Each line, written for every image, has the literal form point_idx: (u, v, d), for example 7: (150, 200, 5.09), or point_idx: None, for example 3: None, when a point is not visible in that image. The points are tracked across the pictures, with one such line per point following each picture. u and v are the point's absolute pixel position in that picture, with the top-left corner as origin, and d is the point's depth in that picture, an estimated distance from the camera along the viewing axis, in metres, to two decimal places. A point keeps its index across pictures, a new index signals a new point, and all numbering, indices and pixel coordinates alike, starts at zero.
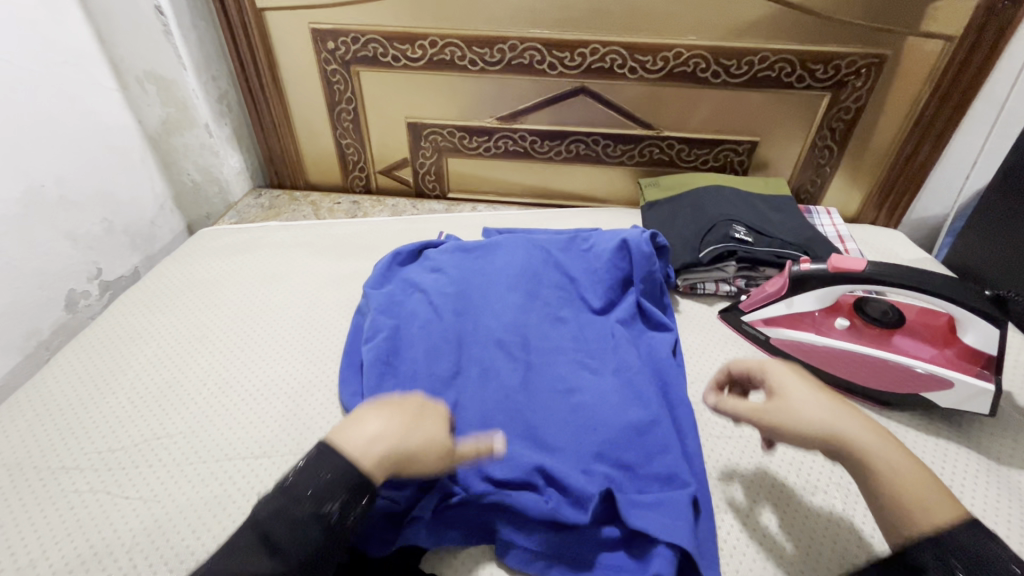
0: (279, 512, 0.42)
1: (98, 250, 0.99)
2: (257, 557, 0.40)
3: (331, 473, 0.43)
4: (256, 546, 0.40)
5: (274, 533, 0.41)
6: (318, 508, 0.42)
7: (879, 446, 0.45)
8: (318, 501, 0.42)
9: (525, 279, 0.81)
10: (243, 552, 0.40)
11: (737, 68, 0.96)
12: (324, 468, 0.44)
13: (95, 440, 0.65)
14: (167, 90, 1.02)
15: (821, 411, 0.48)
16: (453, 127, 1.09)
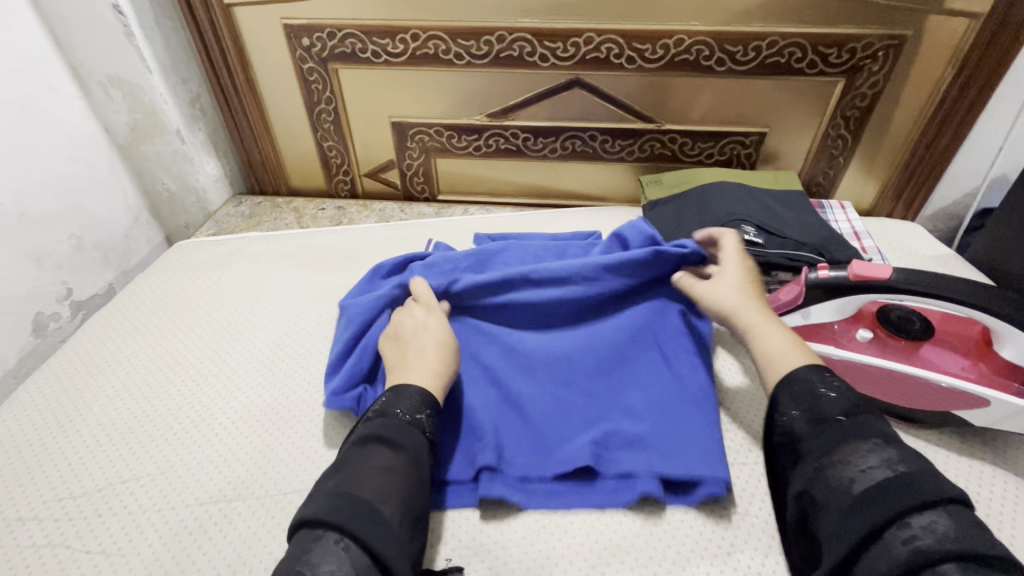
0: (387, 426, 0.50)
1: (66, 269, 0.93)
2: (380, 458, 0.47)
3: (416, 392, 0.54)
4: (377, 450, 0.47)
5: (386, 440, 0.48)
6: (416, 418, 0.52)
7: (757, 320, 0.57)
8: (412, 414, 0.52)
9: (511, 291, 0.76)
10: (367, 458, 0.47)
11: (743, 55, 0.89)
12: (406, 392, 0.53)
13: (56, 486, 0.60)
14: (133, 96, 0.96)
15: (734, 293, 0.61)
16: (441, 126, 1.03)
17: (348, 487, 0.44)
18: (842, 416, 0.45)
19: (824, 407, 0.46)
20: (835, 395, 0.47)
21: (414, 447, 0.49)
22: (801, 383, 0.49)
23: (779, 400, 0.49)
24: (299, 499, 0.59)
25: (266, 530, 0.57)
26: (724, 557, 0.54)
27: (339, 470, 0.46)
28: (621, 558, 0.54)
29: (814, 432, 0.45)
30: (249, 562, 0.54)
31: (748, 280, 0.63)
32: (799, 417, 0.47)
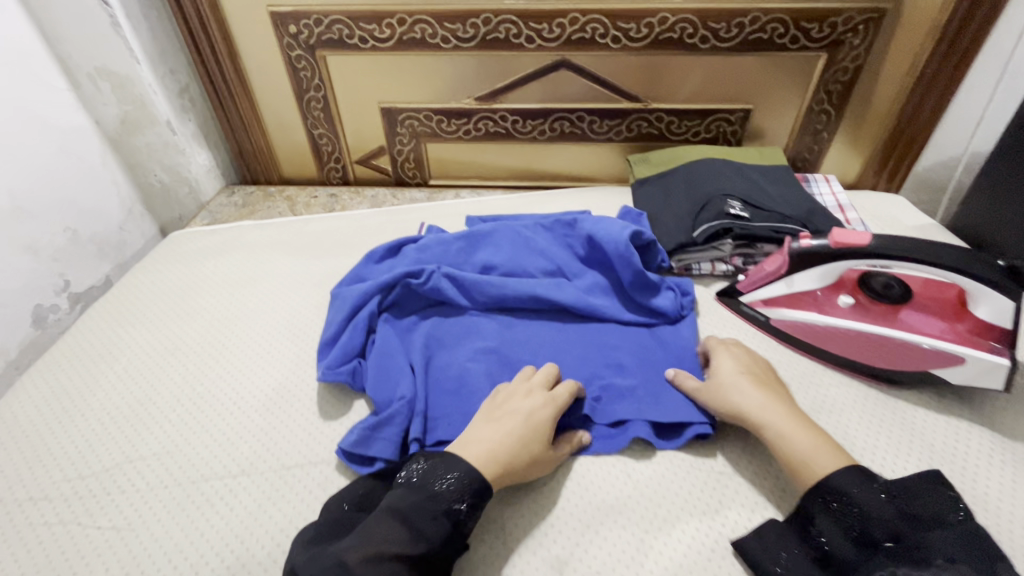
0: (417, 504, 0.49)
1: (63, 262, 0.94)
2: (397, 539, 0.47)
3: (465, 475, 0.51)
4: (396, 528, 0.48)
5: (410, 522, 0.48)
6: (447, 505, 0.50)
7: (788, 426, 0.56)
8: (448, 499, 0.50)
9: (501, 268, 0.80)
10: (383, 536, 0.47)
11: (727, 31, 0.90)
12: (454, 468, 0.52)
13: (65, 467, 0.62)
14: (122, 88, 0.96)
15: (742, 391, 0.60)
16: (430, 111, 1.04)
17: (350, 562, 0.45)
18: (890, 540, 0.46)
19: (869, 525, 0.47)
20: (876, 508, 0.47)
21: (431, 535, 0.48)
22: (828, 492, 0.49)
23: (809, 511, 0.50)
24: (302, 472, 0.61)
25: (271, 502, 0.59)
26: (712, 513, 0.56)
27: (356, 538, 0.47)
28: (613, 517, 0.56)
29: (865, 556, 0.46)
30: (255, 533, 0.56)
31: (752, 373, 0.62)
32: (835, 533, 0.48)
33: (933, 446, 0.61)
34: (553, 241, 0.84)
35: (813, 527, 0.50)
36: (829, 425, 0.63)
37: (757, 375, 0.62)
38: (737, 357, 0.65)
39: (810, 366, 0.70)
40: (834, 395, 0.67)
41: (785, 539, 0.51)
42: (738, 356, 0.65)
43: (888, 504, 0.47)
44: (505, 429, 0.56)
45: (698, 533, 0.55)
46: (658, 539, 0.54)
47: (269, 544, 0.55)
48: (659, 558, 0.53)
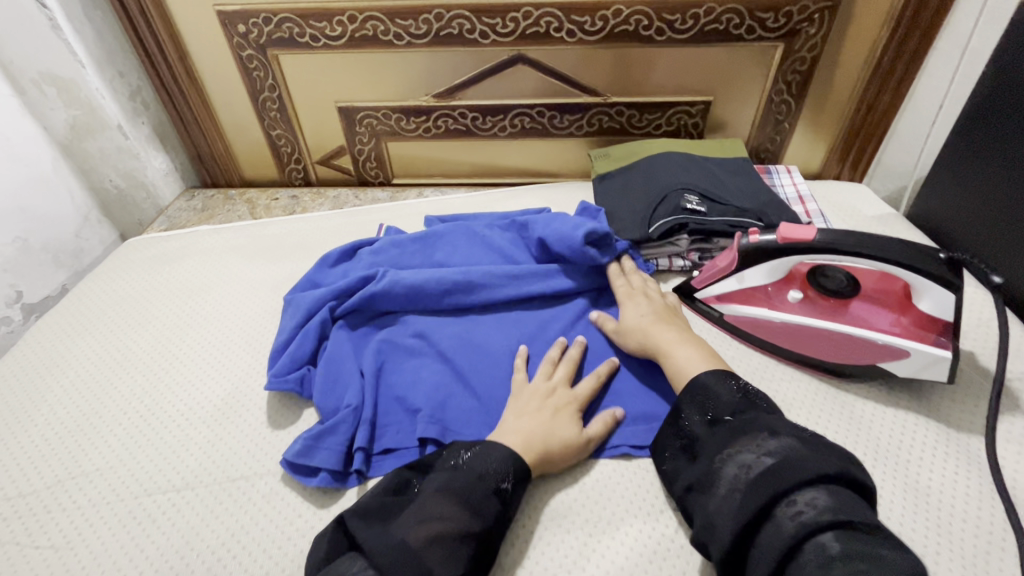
0: (469, 486, 0.51)
1: (14, 272, 0.93)
2: (455, 520, 0.49)
3: (510, 457, 0.54)
4: (448, 508, 0.49)
5: (466, 502, 0.50)
6: (496, 485, 0.52)
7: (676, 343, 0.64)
8: (494, 480, 0.52)
9: (457, 269, 0.80)
10: (442, 516, 0.49)
11: (682, 23, 0.88)
12: (497, 454, 0.54)
13: (6, 485, 0.61)
14: (68, 92, 0.94)
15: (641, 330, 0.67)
16: (388, 109, 1.02)
17: (414, 543, 0.47)
18: (731, 417, 0.52)
19: (717, 408, 0.54)
20: (727, 396, 0.54)
21: (485, 513, 0.50)
22: (696, 388, 0.56)
23: (679, 402, 0.57)
24: (247, 484, 0.61)
25: (214, 515, 0.58)
26: (656, 514, 0.56)
27: (415, 518, 0.49)
28: (558, 521, 0.56)
29: (710, 435, 0.52)
30: (197, 548, 0.56)
31: (653, 312, 0.69)
32: (693, 414, 0.55)
33: (878, 439, 0.61)
34: (509, 243, 0.84)
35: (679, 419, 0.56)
36: None
37: (656, 312, 0.69)
38: (636, 303, 0.71)
39: (762, 361, 0.70)
40: (784, 390, 0.67)
41: (665, 437, 0.57)
42: (637, 301, 0.71)
43: (738, 393, 0.54)
44: (539, 414, 0.59)
45: (641, 535, 0.54)
46: (601, 542, 0.54)
47: (211, 557, 0.55)
48: (601, 561, 0.53)
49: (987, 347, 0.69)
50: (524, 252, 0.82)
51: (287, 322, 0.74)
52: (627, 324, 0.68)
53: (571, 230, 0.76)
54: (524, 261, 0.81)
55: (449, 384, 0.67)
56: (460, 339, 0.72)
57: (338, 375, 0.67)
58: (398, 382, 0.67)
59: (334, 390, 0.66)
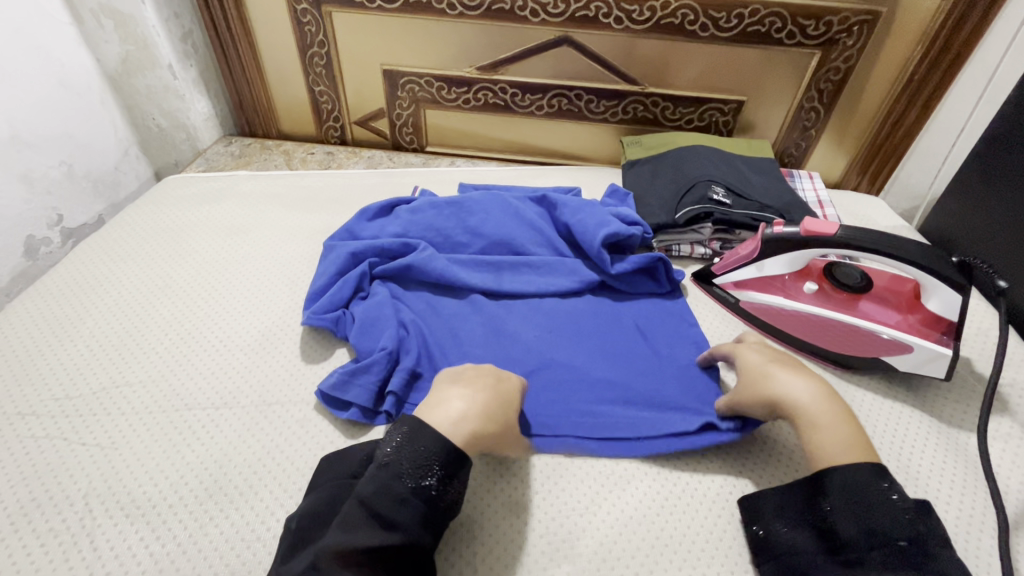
0: (383, 490, 0.45)
1: (57, 195, 0.96)
2: (366, 532, 0.43)
3: (428, 448, 0.48)
4: (366, 521, 0.44)
5: (378, 511, 0.44)
6: (417, 485, 0.46)
7: (824, 422, 0.52)
8: (415, 479, 0.46)
9: (490, 241, 0.84)
10: (356, 529, 0.43)
11: (727, 21, 0.91)
12: (421, 443, 0.48)
13: (54, 387, 0.64)
14: (124, 26, 0.96)
15: (779, 381, 0.57)
16: (431, 77, 1.05)
17: (322, 564, 0.42)
18: (905, 540, 0.44)
19: (884, 521, 0.45)
20: (903, 509, 0.45)
21: (409, 520, 0.45)
22: (853, 481, 0.48)
23: (825, 485, 0.49)
24: (281, 409, 0.64)
25: (251, 434, 0.61)
26: (665, 472, 0.60)
27: (327, 536, 0.44)
28: (574, 470, 0.60)
29: (869, 545, 0.45)
30: (234, 461, 0.59)
31: (785, 364, 0.59)
32: (844, 514, 0.47)
33: (875, 426, 0.66)
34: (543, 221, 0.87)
35: (822, 503, 0.49)
36: None
37: (787, 362, 0.60)
38: (763, 352, 0.62)
39: None
40: None
41: (793, 503, 0.52)
42: (763, 352, 0.62)
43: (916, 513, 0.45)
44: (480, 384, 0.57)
45: (650, 490, 0.59)
46: (612, 494, 0.58)
47: (247, 470, 0.58)
48: (612, 508, 0.57)
49: (984, 356, 0.73)
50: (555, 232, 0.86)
51: (328, 267, 0.78)
52: (759, 374, 0.59)
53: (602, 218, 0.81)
54: (555, 240, 0.85)
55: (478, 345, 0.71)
56: (491, 316, 0.75)
57: (374, 319, 0.71)
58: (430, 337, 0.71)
59: (369, 333, 0.69)
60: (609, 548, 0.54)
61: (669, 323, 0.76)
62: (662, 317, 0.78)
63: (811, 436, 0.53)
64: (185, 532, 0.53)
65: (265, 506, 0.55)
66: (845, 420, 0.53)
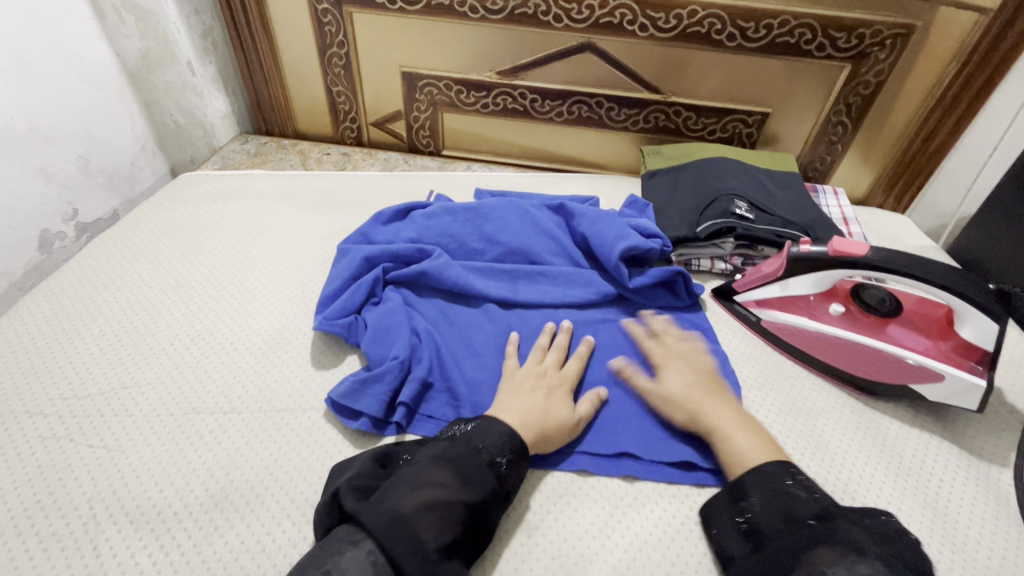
0: (466, 457, 0.51)
1: (73, 190, 0.95)
2: (445, 487, 0.48)
3: (509, 432, 0.54)
4: (446, 476, 0.49)
5: (460, 471, 0.49)
6: (494, 459, 0.52)
7: (732, 431, 0.58)
8: (491, 452, 0.52)
9: (506, 251, 0.82)
10: (437, 481, 0.48)
11: (755, 32, 0.89)
12: (497, 427, 0.54)
13: (64, 385, 0.64)
14: (146, 22, 0.95)
15: (697, 400, 0.61)
16: (450, 80, 1.04)
17: (405, 506, 0.46)
18: (812, 519, 0.48)
19: (792, 505, 0.49)
20: (804, 494, 0.50)
21: (482, 487, 0.49)
22: (761, 476, 0.52)
23: (743, 487, 0.53)
24: (290, 417, 0.63)
25: (259, 441, 0.60)
26: (682, 497, 0.58)
27: (407, 484, 0.47)
28: (588, 491, 0.59)
29: (786, 530, 0.48)
30: (240, 469, 0.58)
31: (703, 383, 0.63)
32: (763, 506, 0.50)
33: (900, 455, 0.63)
34: (559, 231, 0.85)
35: (741, 504, 0.52)
36: (803, 426, 0.66)
37: (701, 380, 0.64)
38: (682, 367, 0.65)
39: (794, 369, 0.72)
40: (813, 399, 0.69)
41: (721, 508, 0.53)
42: (684, 366, 0.65)
43: (819, 498, 0.50)
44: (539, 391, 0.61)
45: (667, 515, 0.57)
46: (626, 517, 0.56)
47: (254, 479, 0.57)
48: (626, 532, 0.55)
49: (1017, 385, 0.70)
50: (572, 243, 0.84)
51: (339, 273, 0.77)
52: (673, 390, 0.63)
53: (622, 230, 0.78)
54: (571, 252, 0.83)
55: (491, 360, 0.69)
56: (505, 326, 0.73)
57: (385, 328, 0.69)
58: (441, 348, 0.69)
59: (380, 343, 0.68)
60: (622, 573, 0.52)
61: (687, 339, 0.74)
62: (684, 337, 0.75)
63: (721, 442, 0.57)
64: (189, 541, 0.52)
65: (270, 517, 0.54)
66: (757, 434, 0.58)
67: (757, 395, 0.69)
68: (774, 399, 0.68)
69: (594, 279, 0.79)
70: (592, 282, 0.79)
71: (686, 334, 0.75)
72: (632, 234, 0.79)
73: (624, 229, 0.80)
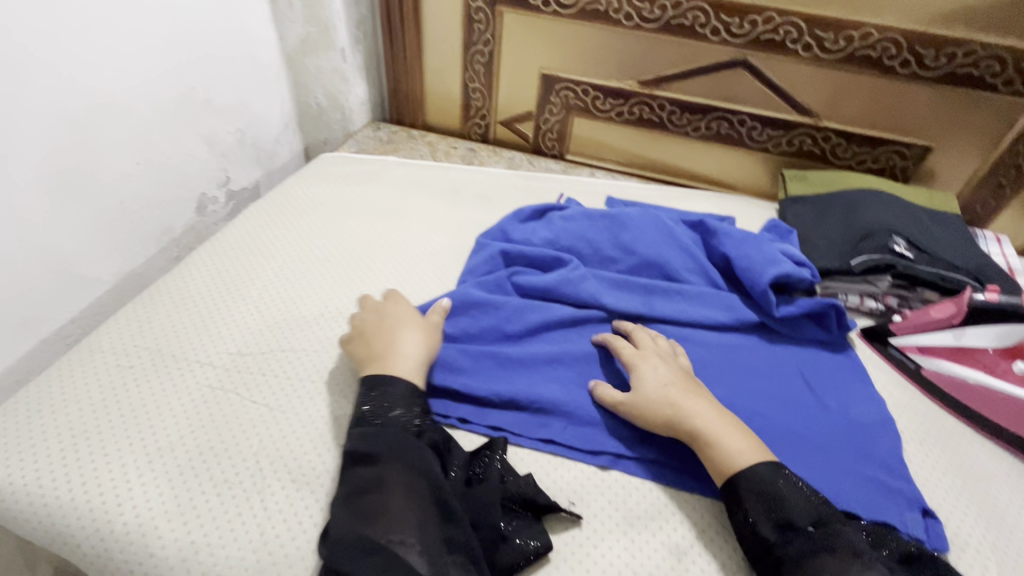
0: (368, 438, 0.51)
1: (229, 159, 1.02)
2: (382, 482, 0.48)
3: (404, 396, 0.56)
4: (370, 473, 0.49)
5: (383, 457, 0.50)
6: (403, 426, 0.53)
7: (717, 427, 0.55)
8: (402, 427, 0.53)
9: (643, 264, 0.79)
10: (370, 487, 0.48)
11: (933, 60, 0.84)
12: (391, 395, 0.56)
13: (229, 341, 0.68)
14: (312, 9, 1.01)
15: (681, 401, 0.57)
16: (589, 86, 1.03)
17: (357, 529, 0.45)
18: (810, 525, 0.48)
19: (788, 511, 0.49)
20: (800, 499, 0.49)
21: (411, 453, 0.50)
22: (757, 481, 0.50)
23: (737, 493, 0.51)
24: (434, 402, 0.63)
25: None
26: None
27: (353, 505, 0.47)
28: None
29: (786, 538, 0.48)
30: None
31: (679, 385, 0.59)
32: (760, 513, 0.49)
33: None
34: (698, 250, 0.82)
35: (738, 508, 0.51)
36: (975, 491, 0.60)
37: (678, 380, 0.60)
38: (657, 369, 0.61)
39: (960, 428, 0.66)
40: (984, 462, 0.63)
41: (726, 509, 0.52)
42: (659, 368, 0.61)
43: (807, 496, 0.50)
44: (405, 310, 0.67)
45: None
46: None
47: None
48: None
49: None
50: (709, 263, 0.81)
51: (480, 268, 0.78)
52: (652, 395, 0.58)
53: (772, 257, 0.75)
54: (709, 273, 0.80)
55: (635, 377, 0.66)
56: None
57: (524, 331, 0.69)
58: (580, 358, 0.68)
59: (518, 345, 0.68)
60: None
61: (839, 377, 0.70)
62: (836, 378, 0.70)
63: (707, 446, 0.54)
64: None
65: None
66: (734, 426, 0.55)
67: (919, 449, 0.63)
68: (938, 456, 0.63)
69: (735, 304, 0.75)
70: (732, 307, 0.75)
71: (838, 376, 0.70)
72: (781, 262, 0.75)
73: (771, 256, 0.76)
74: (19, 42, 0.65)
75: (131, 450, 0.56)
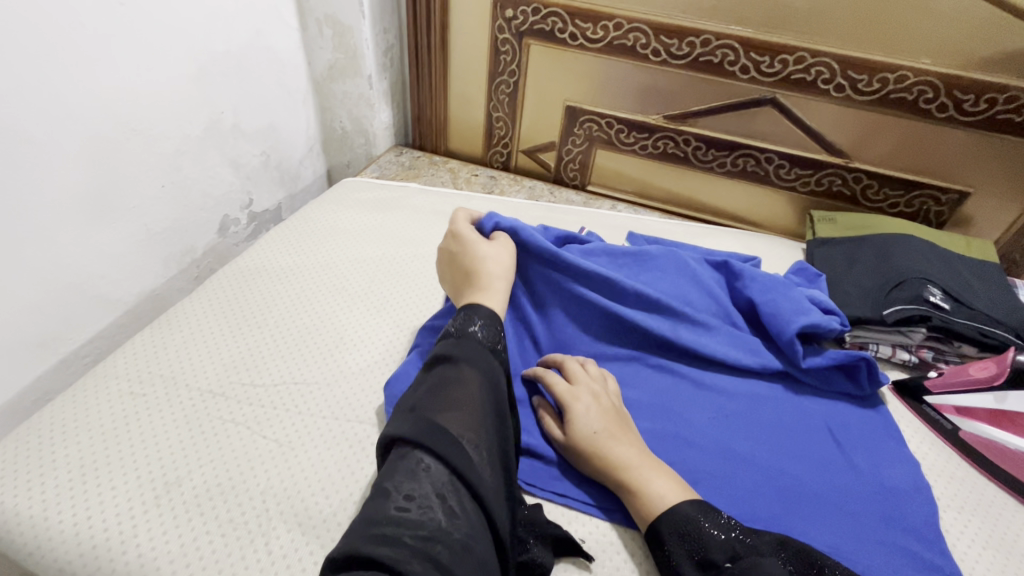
0: (459, 342, 0.50)
1: (253, 181, 1.03)
2: (467, 379, 0.47)
3: (489, 313, 0.55)
4: (455, 369, 0.48)
5: (472, 357, 0.49)
6: (492, 342, 0.52)
7: (642, 474, 0.53)
8: (491, 339, 0.52)
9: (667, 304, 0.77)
10: (453, 382, 0.47)
11: (973, 105, 0.81)
12: (480, 311, 0.55)
13: (243, 371, 0.67)
14: (341, 37, 1.02)
15: (612, 451, 0.55)
16: (613, 118, 1.02)
17: (433, 414, 0.44)
18: (727, 562, 0.45)
19: (707, 550, 0.47)
20: (718, 534, 0.47)
21: (492, 367, 0.49)
22: (678, 521, 0.49)
23: (660, 534, 0.49)
24: None
25: None
26: None
27: (434, 393, 0.46)
28: None
29: None
30: None
31: (608, 428, 0.57)
32: (682, 556, 0.47)
33: None
34: (721, 289, 0.80)
35: (660, 548, 0.49)
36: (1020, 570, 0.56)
37: (610, 422, 0.58)
38: (589, 408, 0.58)
39: (1001, 496, 0.62)
40: None
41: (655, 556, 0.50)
42: (591, 407, 0.59)
43: (729, 533, 0.48)
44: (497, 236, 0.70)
45: None
46: None
47: None
48: None
49: None
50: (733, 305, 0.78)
51: None
52: (581, 440, 0.57)
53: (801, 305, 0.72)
54: (734, 314, 0.77)
55: (655, 428, 0.64)
56: (665, 388, 0.69)
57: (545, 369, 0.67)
58: None
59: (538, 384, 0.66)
60: None
61: (870, 436, 0.67)
62: (867, 436, 0.67)
63: (633, 499, 0.53)
64: None
65: None
66: (658, 471, 0.54)
67: (957, 520, 0.60)
68: (978, 528, 0.59)
69: (760, 350, 0.72)
70: (757, 352, 0.72)
71: (869, 433, 0.67)
72: (810, 311, 0.72)
73: (799, 304, 0.73)
74: (57, 69, 0.67)
75: (139, 483, 0.55)
